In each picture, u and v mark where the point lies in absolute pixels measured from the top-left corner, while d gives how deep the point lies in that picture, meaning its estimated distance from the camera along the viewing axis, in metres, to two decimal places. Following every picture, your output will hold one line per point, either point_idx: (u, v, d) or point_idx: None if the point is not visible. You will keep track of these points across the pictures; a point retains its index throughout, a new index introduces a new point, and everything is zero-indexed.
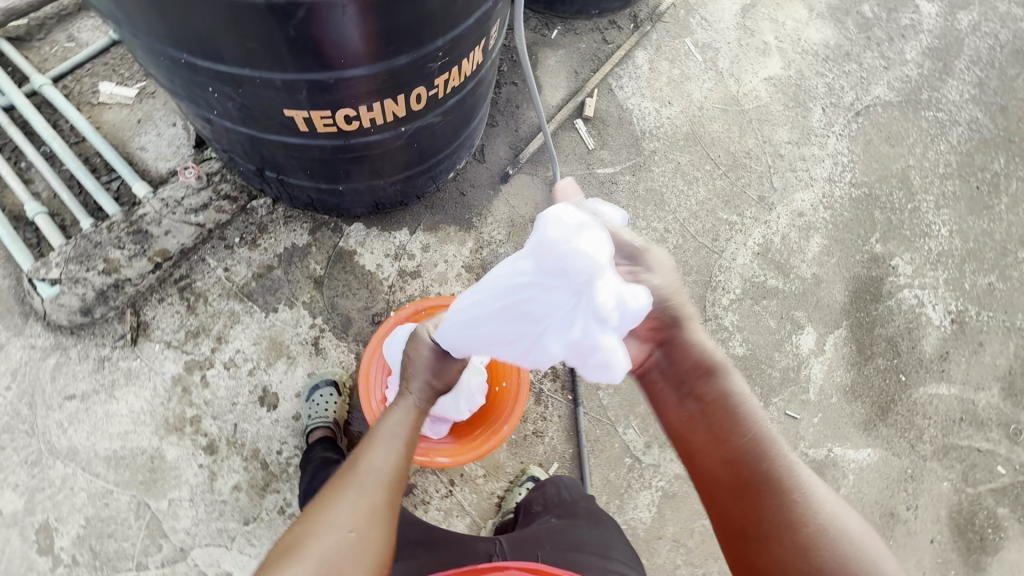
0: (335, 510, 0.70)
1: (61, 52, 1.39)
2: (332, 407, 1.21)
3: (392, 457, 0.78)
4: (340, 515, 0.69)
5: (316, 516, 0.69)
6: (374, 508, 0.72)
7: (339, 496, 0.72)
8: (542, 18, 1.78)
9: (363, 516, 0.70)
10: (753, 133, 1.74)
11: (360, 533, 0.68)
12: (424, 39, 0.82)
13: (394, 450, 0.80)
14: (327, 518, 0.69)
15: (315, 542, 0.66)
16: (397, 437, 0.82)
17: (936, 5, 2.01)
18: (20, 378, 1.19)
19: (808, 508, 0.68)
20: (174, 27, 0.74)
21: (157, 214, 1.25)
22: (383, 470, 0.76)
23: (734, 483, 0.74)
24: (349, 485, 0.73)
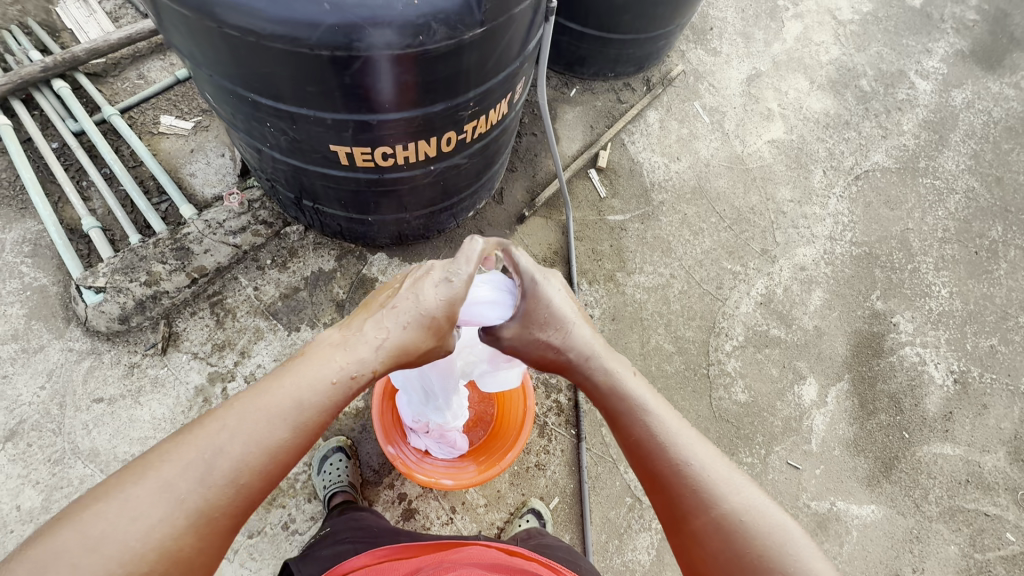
0: (175, 478, 0.56)
1: (131, 88, 1.56)
2: (345, 470, 1.26)
3: (285, 434, 0.62)
4: (177, 491, 0.56)
5: (145, 472, 0.56)
6: (224, 495, 0.58)
7: (190, 455, 0.58)
8: (562, 78, 1.95)
9: (203, 503, 0.57)
10: (757, 191, 1.85)
11: (187, 521, 0.56)
12: (459, 90, 0.94)
13: (295, 427, 0.63)
14: (158, 486, 0.55)
15: (122, 513, 0.53)
16: (310, 405, 0.64)
17: (931, 82, 2.15)
18: (54, 379, 1.26)
19: (699, 499, 0.64)
20: (246, 71, 0.85)
21: (200, 234, 1.36)
22: (265, 449, 0.61)
23: (637, 466, 0.70)
24: (206, 449, 0.58)
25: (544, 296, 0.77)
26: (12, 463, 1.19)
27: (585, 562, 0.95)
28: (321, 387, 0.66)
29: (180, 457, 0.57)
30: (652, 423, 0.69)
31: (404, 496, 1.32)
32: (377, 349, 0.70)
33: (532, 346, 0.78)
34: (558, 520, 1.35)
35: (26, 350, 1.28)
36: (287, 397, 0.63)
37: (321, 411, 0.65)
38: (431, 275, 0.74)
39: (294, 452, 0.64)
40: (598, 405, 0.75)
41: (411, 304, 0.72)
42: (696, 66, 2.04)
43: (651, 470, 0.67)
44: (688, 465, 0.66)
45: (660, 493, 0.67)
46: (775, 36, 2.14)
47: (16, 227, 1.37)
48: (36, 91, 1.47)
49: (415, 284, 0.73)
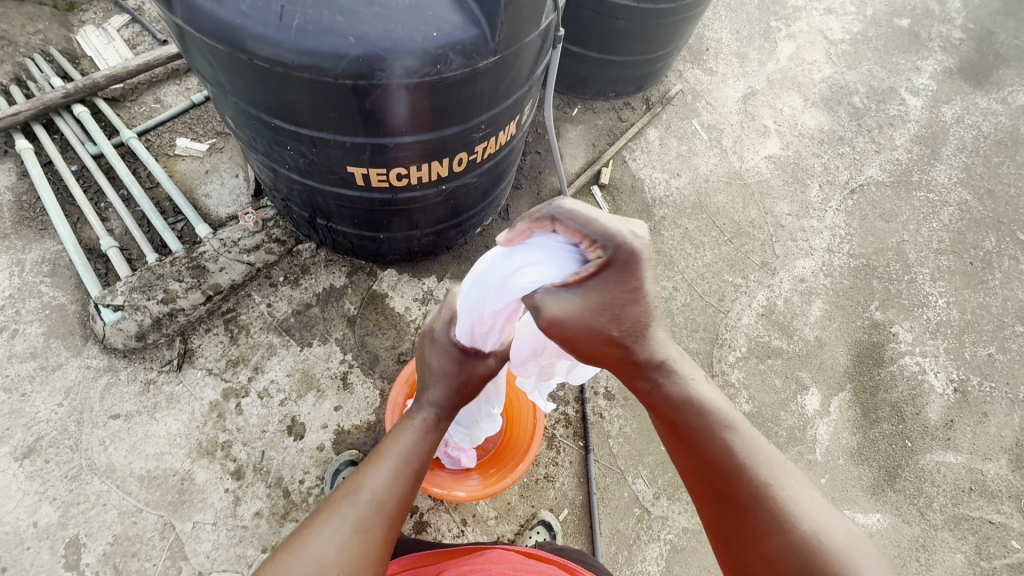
0: (338, 514, 0.66)
1: (148, 112, 1.61)
2: None
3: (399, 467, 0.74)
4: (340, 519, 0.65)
5: (302, 536, 0.63)
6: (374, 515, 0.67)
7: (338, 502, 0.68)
8: (564, 98, 2.01)
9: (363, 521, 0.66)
10: (756, 205, 1.89)
11: (350, 554, 0.63)
12: (471, 114, 0.98)
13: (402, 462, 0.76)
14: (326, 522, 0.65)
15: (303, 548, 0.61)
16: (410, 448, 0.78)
17: (921, 99, 2.22)
18: (71, 396, 1.29)
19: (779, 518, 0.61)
20: (271, 99, 0.90)
21: (215, 252, 1.39)
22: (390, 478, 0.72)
23: (711, 482, 0.67)
24: (349, 491, 0.69)
25: (630, 280, 0.63)
26: (30, 480, 1.21)
27: (597, 563, 0.98)
28: (414, 433, 0.81)
29: (331, 506, 0.68)
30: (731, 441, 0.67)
31: (415, 510, 1.34)
32: (434, 401, 0.86)
33: (594, 342, 0.66)
34: (568, 531, 1.36)
35: (44, 368, 1.30)
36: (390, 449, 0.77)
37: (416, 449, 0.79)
38: (434, 340, 0.89)
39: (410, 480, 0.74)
40: (667, 419, 0.71)
41: (440, 364, 0.88)
42: (693, 85, 2.10)
43: (726, 486, 0.65)
44: (767, 484, 0.64)
45: (733, 510, 0.65)
46: (769, 56, 2.22)
47: (35, 247, 1.41)
48: (57, 116, 1.52)
49: (429, 351, 0.90)
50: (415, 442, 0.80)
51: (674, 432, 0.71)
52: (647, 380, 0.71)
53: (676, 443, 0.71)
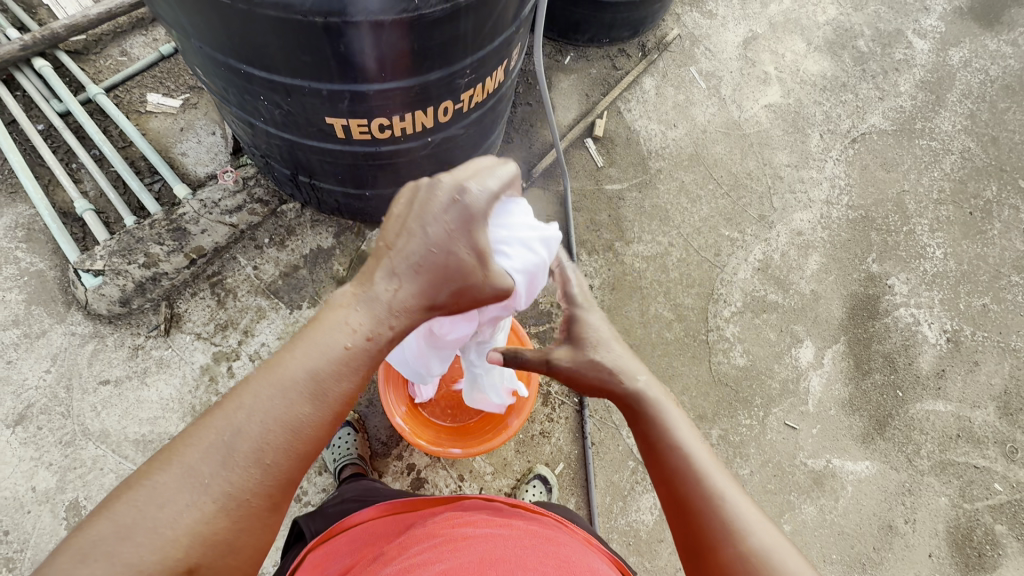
0: (197, 462, 0.50)
1: (114, 65, 1.52)
2: (353, 443, 1.30)
3: (308, 406, 0.54)
4: (199, 477, 0.49)
5: (169, 457, 0.50)
6: (253, 479, 0.51)
7: (200, 447, 0.50)
8: (556, 45, 1.91)
9: (234, 488, 0.50)
10: (754, 156, 1.84)
11: (219, 506, 0.50)
12: (454, 58, 0.92)
13: (292, 425, 0.53)
14: (173, 477, 0.49)
15: (138, 513, 0.47)
16: (330, 362, 0.55)
17: (928, 42, 2.13)
18: (58, 362, 1.27)
19: (728, 532, 0.57)
20: (236, 41, 0.83)
21: (196, 213, 1.34)
22: (285, 428, 0.53)
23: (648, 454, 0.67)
24: (192, 458, 0.50)
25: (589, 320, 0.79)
26: (24, 446, 1.21)
27: (582, 522, 0.97)
28: (348, 342, 0.56)
29: (192, 446, 0.50)
30: (697, 457, 0.63)
31: (413, 467, 1.35)
32: (392, 305, 0.59)
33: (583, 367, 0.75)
34: (564, 484, 1.39)
35: (28, 336, 1.28)
36: (301, 369, 0.54)
37: (336, 376, 0.55)
38: (437, 200, 0.61)
39: (325, 420, 0.55)
40: (638, 432, 0.69)
41: (434, 245, 0.60)
42: (692, 30, 2.00)
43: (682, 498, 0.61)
44: (722, 497, 0.59)
45: (690, 524, 0.60)
46: None
47: (8, 212, 1.36)
48: (17, 72, 1.43)
49: (425, 222, 0.60)
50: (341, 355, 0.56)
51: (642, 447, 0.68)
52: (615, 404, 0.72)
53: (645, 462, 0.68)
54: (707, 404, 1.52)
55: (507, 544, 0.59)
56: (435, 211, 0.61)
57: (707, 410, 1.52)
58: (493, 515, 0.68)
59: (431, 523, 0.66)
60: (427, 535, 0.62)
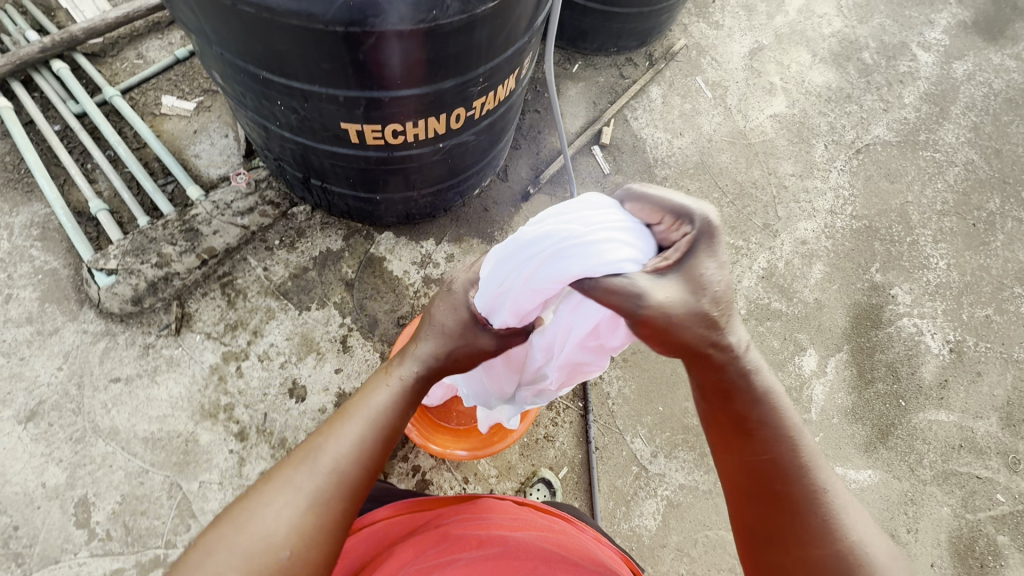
0: (296, 478, 0.57)
1: (130, 68, 1.54)
2: None
3: (377, 427, 0.63)
4: (298, 488, 0.57)
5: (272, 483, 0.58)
6: (333, 493, 0.57)
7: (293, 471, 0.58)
8: (564, 53, 1.93)
9: (324, 494, 0.57)
10: (759, 165, 1.86)
11: (313, 509, 0.56)
12: (468, 66, 0.94)
13: (367, 440, 0.61)
14: (277, 488, 0.56)
15: (250, 522, 0.54)
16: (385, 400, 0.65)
17: (932, 54, 2.15)
18: (70, 359, 1.28)
19: (826, 527, 0.59)
20: (257, 47, 0.85)
21: (209, 215, 1.36)
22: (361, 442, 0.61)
23: (748, 434, 0.63)
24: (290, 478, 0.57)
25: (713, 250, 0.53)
26: (35, 442, 1.22)
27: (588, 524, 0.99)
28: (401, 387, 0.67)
29: (283, 474, 0.58)
30: (796, 448, 0.62)
31: (418, 469, 1.36)
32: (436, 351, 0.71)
33: (694, 322, 0.52)
34: (568, 488, 1.39)
35: (41, 333, 1.29)
36: (364, 411, 0.64)
37: (388, 410, 0.65)
38: (444, 295, 0.75)
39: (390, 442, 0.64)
40: (734, 411, 0.63)
41: (448, 324, 0.72)
42: (698, 40, 2.02)
43: (777, 486, 0.61)
44: (824, 491, 0.60)
45: (784, 513, 0.61)
46: (778, 9, 2.13)
47: (23, 210, 1.38)
48: (36, 73, 1.46)
49: (439, 310, 0.74)
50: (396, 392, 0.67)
51: (736, 425, 0.64)
52: (718, 377, 0.61)
53: (729, 440, 0.65)
54: None
55: (521, 544, 0.61)
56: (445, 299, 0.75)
57: None
58: (503, 515, 0.70)
59: (445, 522, 0.68)
60: (447, 534, 0.64)
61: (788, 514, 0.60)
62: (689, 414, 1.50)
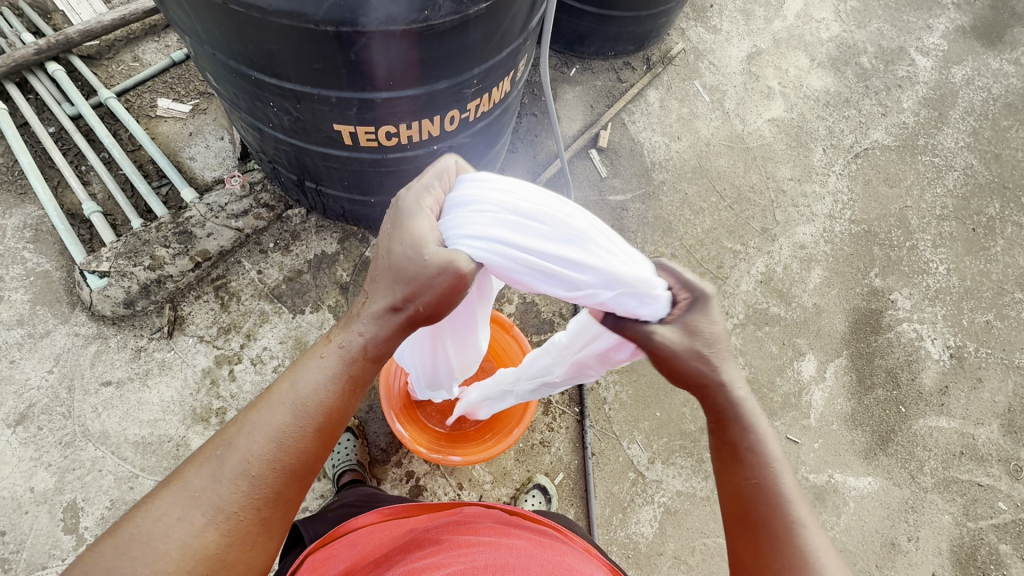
0: (192, 479, 0.56)
1: (126, 70, 1.54)
2: (353, 449, 1.29)
3: (292, 419, 0.58)
4: (191, 490, 0.55)
5: (176, 476, 0.57)
6: (240, 492, 0.56)
7: (198, 468, 0.56)
8: (562, 57, 1.93)
9: (221, 501, 0.55)
10: (757, 169, 1.85)
11: (209, 519, 0.54)
12: (462, 68, 0.93)
13: (277, 437, 0.58)
14: (172, 495, 0.55)
15: (142, 529, 0.53)
16: (309, 380, 0.60)
17: (931, 59, 2.15)
18: (61, 363, 1.27)
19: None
20: (248, 47, 0.84)
21: (202, 217, 1.35)
22: (272, 437, 0.57)
23: (737, 462, 0.61)
24: (195, 474, 0.56)
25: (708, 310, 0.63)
26: (24, 447, 1.20)
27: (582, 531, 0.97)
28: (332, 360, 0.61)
29: (192, 468, 0.57)
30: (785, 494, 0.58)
31: (412, 475, 1.35)
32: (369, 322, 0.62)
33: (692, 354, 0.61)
34: (563, 495, 1.38)
35: (32, 336, 1.28)
36: (282, 394, 0.59)
37: (313, 392, 0.60)
38: (395, 216, 0.64)
39: (306, 437, 0.59)
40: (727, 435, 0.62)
41: (396, 254, 0.61)
42: (696, 44, 2.02)
43: (763, 519, 0.58)
44: (806, 530, 0.56)
45: (761, 545, 0.57)
46: (776, 13, 2.13)
47: (16, 212, 1.37)
48: (31, 75, 1.46)
49: (387, 237, 0.63)
50: (322, 373, 0.60)
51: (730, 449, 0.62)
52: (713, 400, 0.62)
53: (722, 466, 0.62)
54: None
55: (510, 549, 0.60)
56: (393, 224, 0.64)
57: None
58: (493, 522, 0.69)
59: (434, 528, 0.67)
60: (435, 539, 0.63)
61: (767, 546, 0.57)
62: (686, 419, 1.49)
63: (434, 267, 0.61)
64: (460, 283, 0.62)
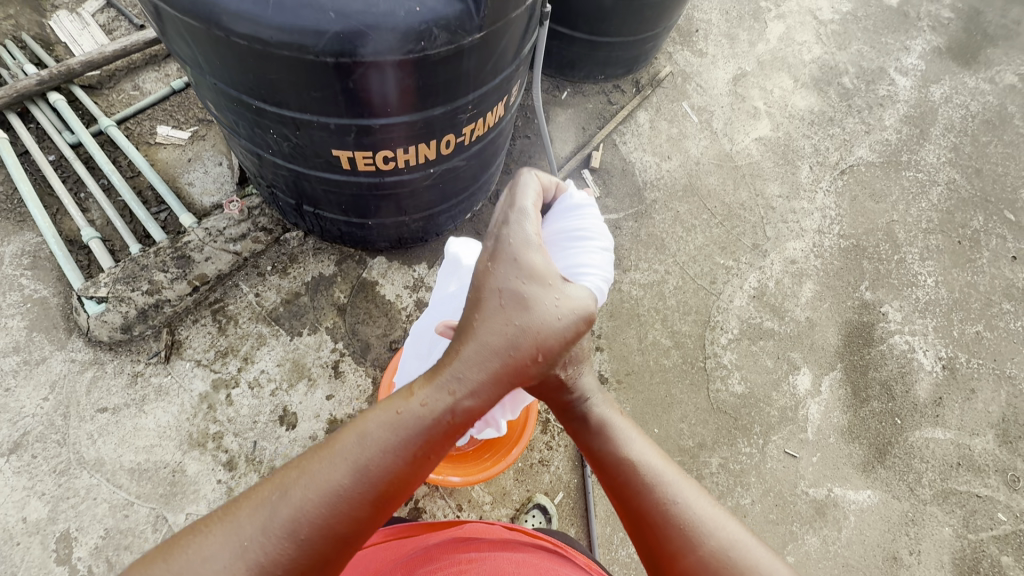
0: (242, 522, 0.52)
1: (126, 99, 1.57)
2: None
3: (355, 482, 0.53)
4: (239, 537, 0.51)
5: (227, 513, 0.53)
6: (285, 554, 0.51)
7: (253, 509, 0.52)
8: (553, 81, 1.99)
9: (265, 559, 0.50)
10: (747, 187, 1.89)
11: None
12: (457, 94, 0.96)
13: (339, 498, 0.52)
14: (222, 534, 0.51)
15: (187, 570, 0.48)
16: (380, 434, 0.55)
17: (910, 79, 2.22)
18: (57, 390, 1.26)
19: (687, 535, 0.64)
20: (249, 77, 0.87)
21: (201, 242, 1.37)
22: (334, 496, 0.52)
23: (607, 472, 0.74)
24: (247, 516, 0.52)
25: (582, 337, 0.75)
26: (17, 475, 1.19)
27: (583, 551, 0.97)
28: (409, 415, 0.56)
29: (243, 507, 0.53)
30: (649, 469, 0.71)
31: (410, 497, 1.34)
32: (459, 375, 0.57)
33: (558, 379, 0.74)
34: (564, 514, 1.37)
35: (28, 363, 1.28)
36: (352, 442, 0.54)
37: (384, 450, 0.54)
38: (502, 253, 0.63)
39: (367, 503, 0.53)
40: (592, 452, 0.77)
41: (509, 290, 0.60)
42: (683, 67, 2.09)
43: (638, 510, 0.68)
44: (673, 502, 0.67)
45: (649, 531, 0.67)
46: (759, 37, 2.20)
47: (14, 240, 1.38)
48: (32, 104, 1.48)
49: (494, 275, 0.61)
50: (399, 430, 0.55)
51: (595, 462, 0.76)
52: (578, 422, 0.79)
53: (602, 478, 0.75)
54: (707, 432, 1.52)
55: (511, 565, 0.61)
56: (509, 260, 0.62)
57: (708, 438, 1.51)
58: (493, 538, 0.69)
59: (435, 547, 0.67)
60: (436, 557, 0.63)
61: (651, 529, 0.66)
62: (684, 435, 1.50)
63: (549, 321, 0.60)
64: (570, 338, 0.61)
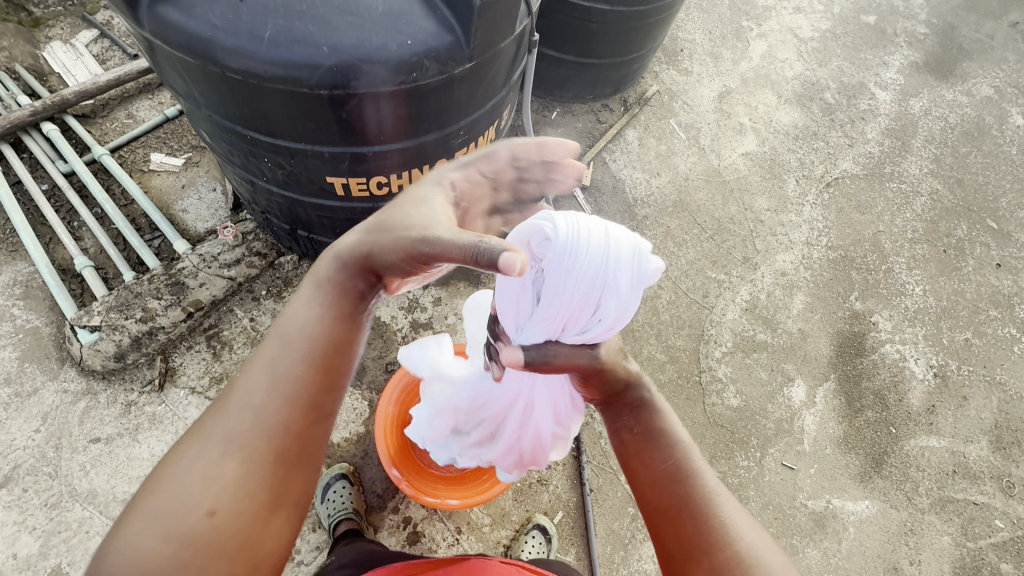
0: (178, 469, 0.47)
1: (120, 127, 1.59)
2: (349, 496, 1.26)
3: (263, 394, 0.51)
4: (176, 485, 0.46)
5: (156, 480, 0.47)
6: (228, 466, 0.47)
7: (174, 471, 0.47)
8: (543, 102, 2.03)
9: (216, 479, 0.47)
10: (735, 202, 1.92)
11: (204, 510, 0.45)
12: (448, 120, 0.98)
13: (253, 415, 0.50)
14: (155, 495, 0.46)
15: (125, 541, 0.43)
16: (241, 405, 0.50)
17: (889, 93, 2.28)
18: (48, 421, 1.25)
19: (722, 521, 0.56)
20: (243, 109, 0.88)
21: (195, 268, 1.37)
22: (247, 405, 0.50)
23: (635, 459, 0.66)
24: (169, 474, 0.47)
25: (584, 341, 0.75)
26: (7, 510, 1.17)
27: None
28: (265, 373, 0.52)
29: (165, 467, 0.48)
30: (691, 453, 0.63)
31: (409, 521, 1.33)
32: (330, 283, 0.58)
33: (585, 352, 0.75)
34: (564, 534, 1.36)
35: (19, 394, 1.26)
36: (255, 365, 0.52)
37: (255, 418, 0.50)
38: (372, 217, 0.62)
39: (290, 404, 0.51)
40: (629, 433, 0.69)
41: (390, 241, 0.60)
42: (669, 86, 2.13)
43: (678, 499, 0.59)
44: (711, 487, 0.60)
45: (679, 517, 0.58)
46: (742, 55, 2.26)
47: (7, 270, 1.38)
48: (25, 135, 1.49)
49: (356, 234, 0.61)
50: (283, 334, 0.54)
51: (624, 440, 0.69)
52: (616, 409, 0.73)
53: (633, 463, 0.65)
54: (704, 446, 1.52)
55: None
56: (355, 230, 0.62)
57: (705, 453, 1.51)
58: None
59: None
60: None
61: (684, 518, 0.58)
62: None
63: (407, 220, 0.59)
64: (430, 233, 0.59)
